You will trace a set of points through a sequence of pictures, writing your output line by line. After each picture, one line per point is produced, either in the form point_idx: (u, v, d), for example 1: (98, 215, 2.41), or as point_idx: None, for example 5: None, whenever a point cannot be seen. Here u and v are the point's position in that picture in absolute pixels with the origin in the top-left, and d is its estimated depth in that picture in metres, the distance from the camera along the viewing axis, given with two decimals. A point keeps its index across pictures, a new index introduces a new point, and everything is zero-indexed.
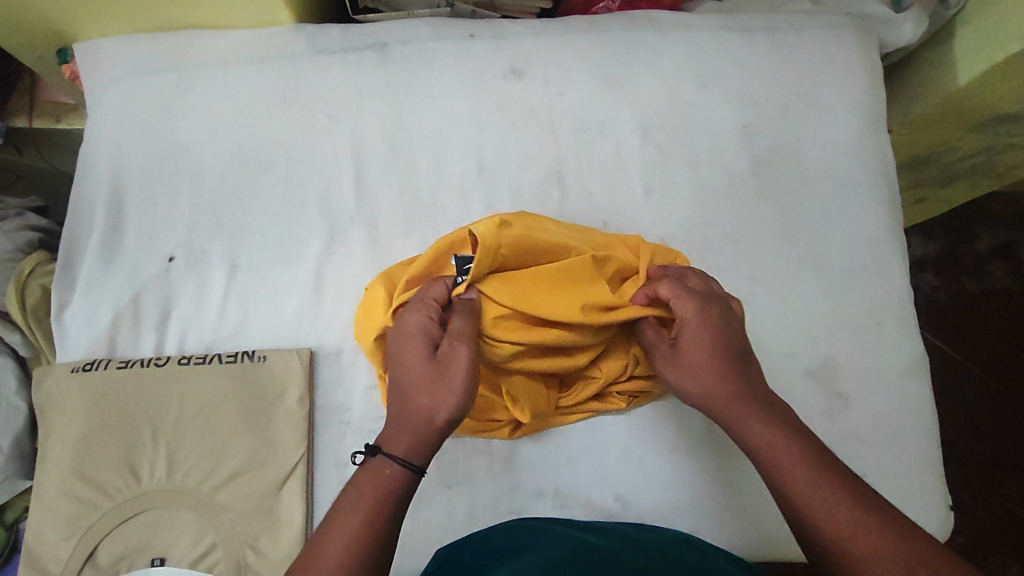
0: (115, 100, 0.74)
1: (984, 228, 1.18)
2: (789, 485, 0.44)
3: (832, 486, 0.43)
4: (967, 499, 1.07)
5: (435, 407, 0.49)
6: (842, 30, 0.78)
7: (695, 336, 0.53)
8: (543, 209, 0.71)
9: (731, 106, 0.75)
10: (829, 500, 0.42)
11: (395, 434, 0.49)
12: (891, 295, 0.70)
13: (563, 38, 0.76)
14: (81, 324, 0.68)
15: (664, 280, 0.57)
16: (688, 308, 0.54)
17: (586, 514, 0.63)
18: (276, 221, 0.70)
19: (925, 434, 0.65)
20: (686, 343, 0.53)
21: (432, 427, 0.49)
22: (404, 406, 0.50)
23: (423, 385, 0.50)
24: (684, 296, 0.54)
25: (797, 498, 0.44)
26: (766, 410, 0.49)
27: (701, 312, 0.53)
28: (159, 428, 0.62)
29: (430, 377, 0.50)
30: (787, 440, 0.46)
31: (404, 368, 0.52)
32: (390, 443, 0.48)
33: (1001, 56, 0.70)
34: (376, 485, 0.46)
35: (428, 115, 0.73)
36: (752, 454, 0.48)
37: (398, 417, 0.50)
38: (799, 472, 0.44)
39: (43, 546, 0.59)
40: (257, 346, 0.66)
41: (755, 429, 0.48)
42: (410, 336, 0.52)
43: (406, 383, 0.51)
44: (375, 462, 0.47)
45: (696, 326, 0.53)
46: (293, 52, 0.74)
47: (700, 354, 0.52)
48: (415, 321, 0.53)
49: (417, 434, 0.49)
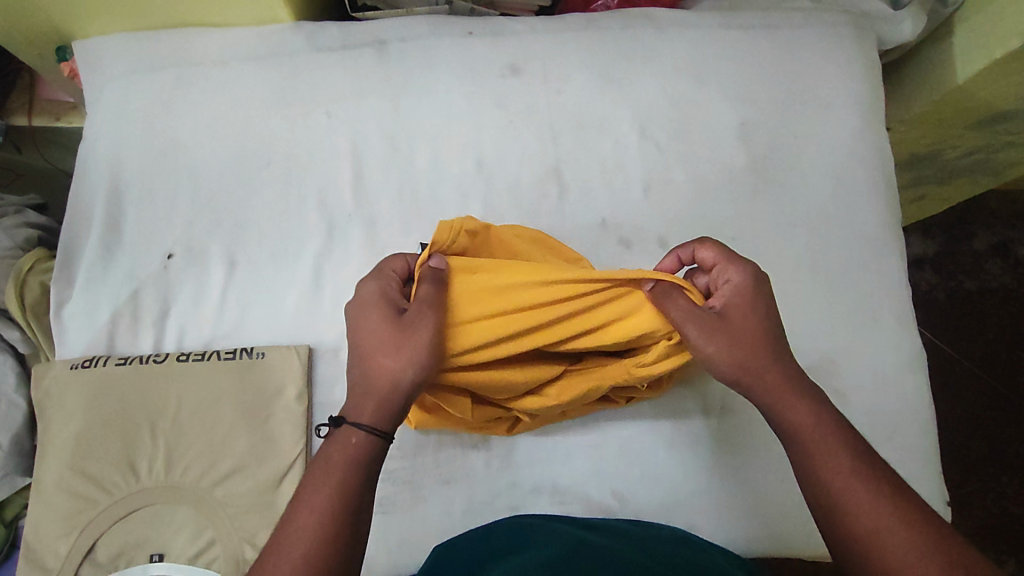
0: (115, 98, 0.74)
1: (983, 226, 1.18)
2: (821, 468, 0.45)
3: (875, 478, 0.44)
4: (964, 496, 1.07)
5: (395, 371, 0.48)
6: (841, 28, 0.78)
7: (743, 306, 0.51)
8: (542, 206, 0.71)
9: (730, 103, 0.75)
10: (872, 491, 0.43)
11: (357, 403, 0.48)
12: (889, 292, 0.70)
13: (562, 35, 0.76)
14: (80, 321, 0.68)
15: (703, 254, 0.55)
16: (736, 275, 0.53)
17: (583, 510, 0.63)
18: (275, 218, 0.70)
19: (921, 430, 0.66)
20: (733, 310, 0.51)
21: (393, 391, 0.48)
22: (361, 373, 0.49)
23: (382, 348, 0.49)
24: (736, 264, 0.53)
25: (830, 482, 0.45)
26: (810, 394, 0.49)
27: (751, 283, 0.52)
28: (158, 424, 0.62)
29: (388, 343, 0.49)
30: (831, 426, 0.47)
31: (362, 334, 0.51)
32: (352, 412, 0.48)
33: (999, 53, 0.70)
34: (345, 454, 0.46)
35: (426, 112, 0.73)
36: (793, 435, 0.48)
37: (357, 386, 0.49)
38: (846, 463, 0.45)
39: (42, 542, 0.60)
40: (257, 343, 0.66)
41: (799, 414, 0.48)
42: (367, 305, 0.52)
43: (364, 351, 0.50)
44: (343, 432, 0.47)
45: (746, 296, 0.52)
46: (292, 49, 0.74)
47: (750, 324, 0.51)
48: (373, 292, 0.53)
49: (378, 400, 0.48)
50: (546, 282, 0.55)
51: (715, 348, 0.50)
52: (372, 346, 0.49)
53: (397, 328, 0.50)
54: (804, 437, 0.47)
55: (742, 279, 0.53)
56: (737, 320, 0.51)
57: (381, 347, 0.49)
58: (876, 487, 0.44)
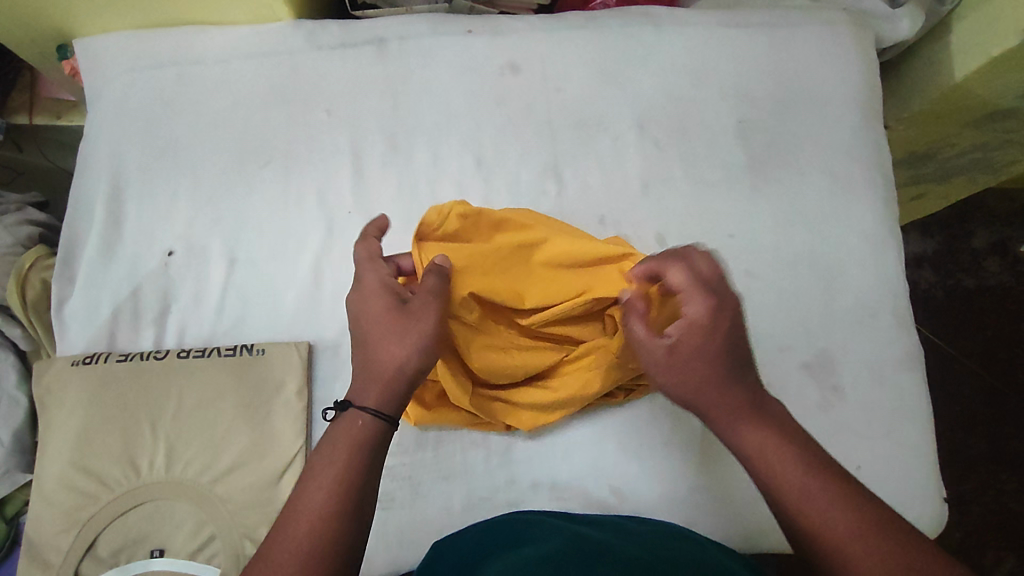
0: (115, 96, 0.74)
1: (981, 224, 1.19)
2: (780, 487, 0.45)
3: (827, 493, 0.43)
4: (964, 494, 1.07)
5: (398, 356, 0.49)
6: (839, 26, 0.78)
7: (701, 337, 0.50)
8: (541, 203, 0.71)
9: (728, 100, 0.75)
10: (824, 506, 0.43)
11: (362, 388, 0.49)
12: (887, 288, 0.70)
13: (561, 33, 0.76)
14: (81, 318, 0.68)
15: (674, 267, 0.53)
16: (696, 306, 0.50)
17: (583, 506, 0.63)
18: (275, 215, 0.70)
19: (920, 427, 0.66)
20: (691, 342, 0.50)
21: (396, 376, 0.49)
22: (364, 360, 0.50)
23: (390, 336, 0.50)
24: (700, 293, 0.50)
25: (788, 501, 0.44)
26: (765, 417, 0.48)
27: (713, 312, 0.50)
28: (158, 421, 0.62)
29: (390, 329, 0.50)
30: (785, 446, 0.46)
31: (367, 323, 0.52)
32: (355, 397, 0.49)
33: (997, 51, 0.70)
34: (350, 437, 0.46)
35: (425, 110, 0.73)
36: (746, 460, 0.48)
37: (361, 372, 0.50)
38: (795, 481, 0.44)
39: (44, 538, 0.60)
40: (257, 339, 0.67)
41: (754, 437, 0.47)
42: (366, 293, 0.53)
43: (366, 338, 0.51)
44: (347, 416, 0.47)
45: (706, 326, 0.50)
46: (292, 47, 0.74)
47: (704, 354, 0.49)
48: (370, 280, 0.54)
49: (380, 384, 0.49)
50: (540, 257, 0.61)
51: (663, 379, 0.51)
52: (375, 334, 0.51)
53: (398, 314, 0.51)
54: (754, 459, 0.47)
55: (706, 312, 0.50)
56: (689, 350, 0.50)
57: (383, 334, 0.50)
58: (831, 501, 0.43)
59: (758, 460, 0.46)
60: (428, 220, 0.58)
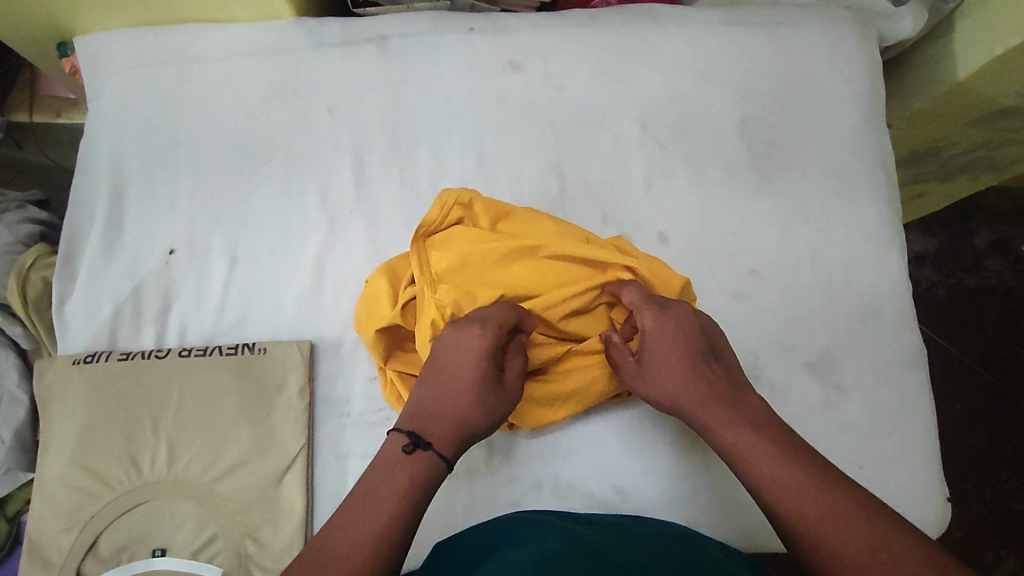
0: (116, 94, 0.74)
1: (983, 223, 1.18)
2: (765, 484, 0.46)
3: (797, 481, 0.45)
4: (964, 493, 1.07)
5: (479, 423, 0.53)
6: (842, 23, 0.78)
7: (655, 344, 0.55)
8: (542, 202, 0.71)
9: (730, 98, 0.75)
10: (795, 492, 0.44)
11: (441, 437, 0.51)
12: (890, 287, 0.70)
13: (563, 31, 0.76)
14: (82, 316, 0.68)
15: (627, 287, 0.59)
16: (648, 318, 0.56)
17: (585, 506, 0.63)
18: (276, 213, 0.70)
19: (922, 426, 0.66)
20: (649, 351, 0.56)
21: (469, 438, 0.52)
22: (448, 407, 0.52)
23: (484, 407, 0.53)
24: (644, 305, 0.57)
25: (764, 490, 0.46)
26: (731, 409, 0.51)
27: (659, 320, 0.56)
28: (159, 420, 0.62)
29: (488, 400, 0.53)
30: (756, 437, 0.48)
31: (460, 383, 0.53)
32: (431, 438, 0.50)
33: (1000, 49, 0.69)
34: (415, 474, 0.48)
35: (427, 108, 0.73)
36: (724, 455, 0.50)
37: (440, 415, 0.52)
38: (766, 472, 0.46)
39: (45, 538, 0.60)
40: (258, 338, 0.66)
41: (735, 434, 0.49)
42: (480, 353, 0.53)
43: (457, 392, 0.53)
44: (420, 455, 0.49)
45: (656, 333, 0.56)
46: (293, 45, 0.74)
47: (663, 360, 0.55)
48: (488, 340, 0.54)
49: (455, 436, 0.52)
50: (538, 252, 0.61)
51: (641, 390, 0.57)
52: (471, 395, 0.53)
53: (491, 387, 0.54)
54: (732, 455, 0.49)
55: (651, 319, 0.56)
56: (649, 357, 0.56)
57: (479, 399, 0.53)
58: (805, 487, 0.44)
59: (741, 460, 0.48)
60: (432, 213, 0.63)
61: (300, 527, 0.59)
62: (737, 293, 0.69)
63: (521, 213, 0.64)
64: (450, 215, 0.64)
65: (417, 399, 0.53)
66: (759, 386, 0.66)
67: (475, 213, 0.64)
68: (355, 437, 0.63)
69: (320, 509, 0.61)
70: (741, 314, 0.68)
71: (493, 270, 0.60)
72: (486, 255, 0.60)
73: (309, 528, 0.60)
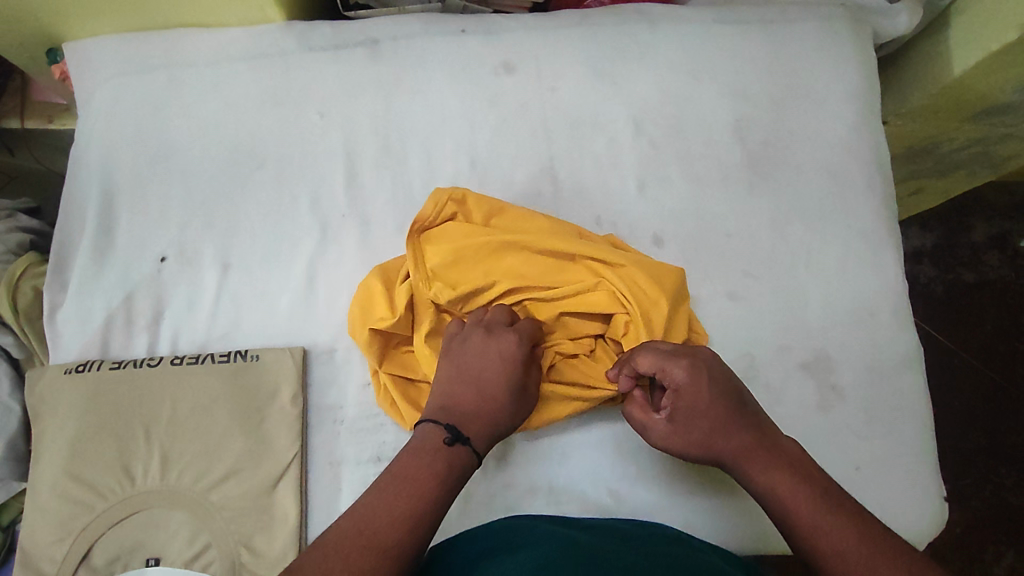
0: (105, 100, 0.73)
1: (981, 219, 1.18)
2: (825, 555, 0.45)
3: (840, 530, 0.45)
4: (963, 489, 1.07)
5: (507, 425, 0.55)
6: (836, 22, 0.77)
7: (690, 401, 0.53)
8: (535, 205, 0.71)
9: (724, 98, 0.74)
10: (839, 541, 0.45)
11: (477, 434, 0.53)
12: (885, 286, 0.70)
13: (556, 32, 0.75)
14: (73, 325, 0.67)
15: (641, 349, 0.56)
16: (679, 375, 0.53)
17: (580, 510, 0.62)
18: (268, 219, 0.69)
19: (917, 424, 0.65)
20: (680, 408, 0.53)
21: (497, 438, 0.55)
22: (483, 408, 0.54)
23: (513, 410, 0.56)
24: (671, 360, 0.54)
25: (807, 539, 0.46)
26: (774, 458, 0.50)
27: (693, 376, 0.53)
28: (152, 429, 0.62)
29: (518, 404, 0.56)
30: (798, 486, 0.48)
31: (494, 385, 0.55)
32: (468, 434, 0.52)
33: (996, 46, 0.69)
34: (453, 463, 0.50)
35: (419, 112, 0.72)
36: (763, 504, 0.50)
37: (475, 413, 0.54)
38: (807, 519, 0.46)
39: (38, 547, 0.59)
40: (250, 345, 0.66)
41: (801, 504, 0.47)
42: (517, 360, 0.57)
43: (491, 394, 0.55)
44: (459, 448, 0.51)
45: (691, 392, 0.53)
46: (283, 49, 0.74)
47: (703, 422, 0.52)
48: (523, 350, 0.58)
49: (486, 436, 0.54)
50: (529, 248, 0.62)
51: (679, 450, 0.54)
52: (507, 398, 0.55)
53: (520, 393, 0.57)
54: (775, 504, 0.48)
55: (687, 377, 0.53)
56: (689, 418, 0.53)
57: (511, 403, 0.56)
58: (848, 534, 0.45)
59: (822, 548, 0.45)
60: (426, 209, 0.64)
61: (293, 535, 0.59)
62: (732, 294, 0.69)
63: (513, 209, 0.65)
64: (444, 211, 0.64)
65: (452, 398, 0.55)
66: (754, 387, 0.65)
67: (468, 209, 0.65)
68: (349, 443, 0.63)
69: (314, 515, 0.61)
70: (735, 316, 0.68)
71: (484, 263, 0.63)
72: (477, 249, 0.62)
73: (304, 535, 0.60)
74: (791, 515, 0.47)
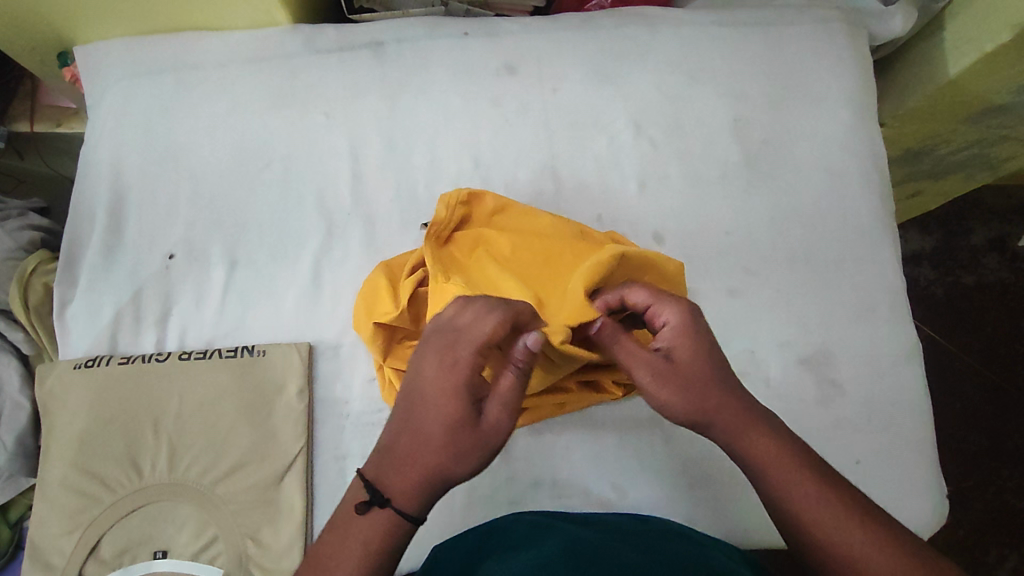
0: (115, 101, 0.75)
1: (979, 222, 1.19)
2: (823, 530, 0.45)
3: (835, 504, 0.46)
4: (966, 490, 1.07)
5: (453, 470, 0.47)
6: (831, 24, 0.79)
7: (687, 342, 0.50)
8: (537, 202, 0.72)
9: (722, 98, 0.76)
10: (835, 518, 0.45)
11: (402, 488, 0.46)
12: (884, 283, 0.71)
13: (557, 34, 0.77)
14: (83, 321, 0.68)
15: (627, 288, 0.53)
16: (673, 314, 0.51)
17: (584, 504, 0.63)
18: (275, 217, 0.71)
19: (917, 419, 0.66)
20: (678, 349, 0.50)
21: (445, 484, 0.47)
22: (415, 454, 0.47)
23: (454, 453, 0.46)
24: (666, 298, 0.52)
25: (800, 510, 0.46)
26: (761, 417, 0.49)
27: (690, 315, 0.51)
28: (159, 422, 0.63)
29: (461, 444, 0.46)
30: (789, 451, 0.48)
31: (425, 424, 0.47)
32: (391, 491, 0.47)
33: (990, 48, 0.71)
34: (371, 536, 0.46)
35: (424, 113, 0.74)
36: (747, 463, 0.49)
37: (403, 461, 0.47)
38: (806, 490, 0.46)
39: (47, 541, 0.60)
40: (256, 340, 0.67)
41: (788, 467, 0.47)
42: (449, 388, 0.47)
43: (424, 433, 0.47)
44: (376, 513, 0.46)
45: (686, 331, 0.50)
46: (289, 52, 0.75)
47: (700, 367, 0.49)
48: (460, 373, 0.47)
49: (419, 488, 0.47)
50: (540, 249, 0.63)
51: (679, 397, 0.49)
52: (440, 441, 0.46)
53: (466, 427, 0.47)
54: (765, 467, 0.47)
55: (684, 315, 0.51)
56: (684, 362, 0.49)
57: (448, 443, 0.46)
58: (845, 511, 0.45)
59: (816, 521, 0.45)
60: (439, 211, 0.63)
61: (299, 527, 0.60)
62: (732, 291, 0.70)
63: (518, 207, 0.67)
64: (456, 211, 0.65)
65: (388, 441, 0.49)
66: (755, 382, 0.66)
67: (476, 211, 0.67)
68: (354, 438, 0.63)
69: (320, 508, 0.61)
70: (734, 312, 0.69)
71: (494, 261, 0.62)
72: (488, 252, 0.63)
73: (309, 528, 0.61)
74: (789, 483, 0.46)
